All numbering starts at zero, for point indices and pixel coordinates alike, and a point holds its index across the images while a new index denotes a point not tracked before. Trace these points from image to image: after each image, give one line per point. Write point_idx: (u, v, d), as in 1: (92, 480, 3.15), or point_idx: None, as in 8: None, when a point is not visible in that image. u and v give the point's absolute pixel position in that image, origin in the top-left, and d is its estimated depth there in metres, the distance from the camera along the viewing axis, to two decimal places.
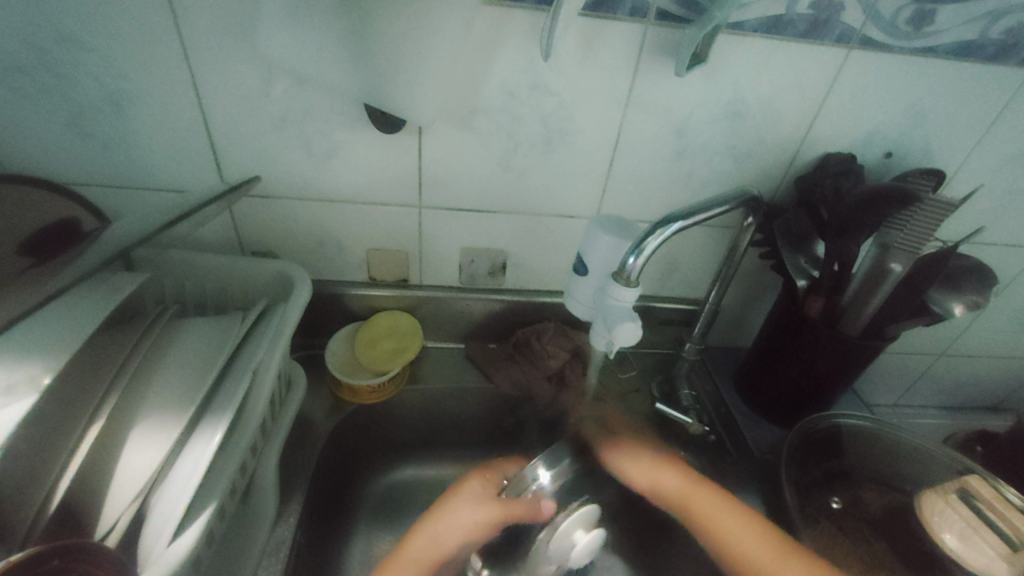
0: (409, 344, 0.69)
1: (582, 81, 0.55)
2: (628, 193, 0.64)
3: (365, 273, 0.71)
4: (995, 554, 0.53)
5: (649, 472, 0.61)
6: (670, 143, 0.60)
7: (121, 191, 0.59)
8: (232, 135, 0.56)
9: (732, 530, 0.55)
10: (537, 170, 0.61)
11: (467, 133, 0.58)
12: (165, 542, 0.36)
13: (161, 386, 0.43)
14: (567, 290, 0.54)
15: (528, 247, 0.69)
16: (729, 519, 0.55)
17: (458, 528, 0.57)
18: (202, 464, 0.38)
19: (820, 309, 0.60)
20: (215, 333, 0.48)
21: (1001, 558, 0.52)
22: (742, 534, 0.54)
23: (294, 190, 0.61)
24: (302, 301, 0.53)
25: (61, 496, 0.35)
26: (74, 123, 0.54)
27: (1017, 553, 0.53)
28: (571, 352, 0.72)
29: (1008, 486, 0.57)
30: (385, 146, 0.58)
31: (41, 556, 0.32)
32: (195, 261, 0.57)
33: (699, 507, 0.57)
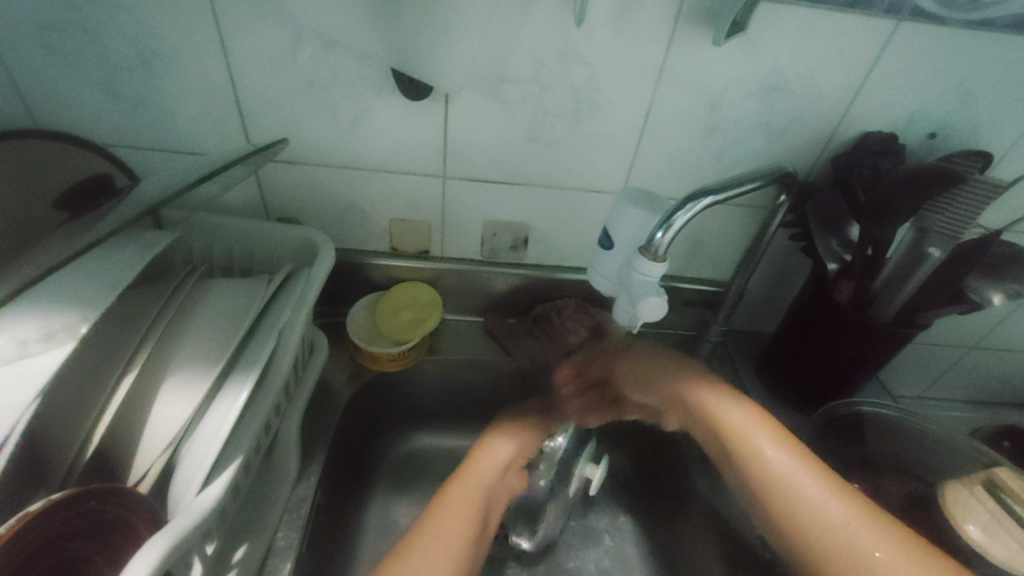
0: (430, 315, 0.70)
1: (615, 51, 0.53)
2: (656, 169, 0.63)
3: (387, 243, 0.71)
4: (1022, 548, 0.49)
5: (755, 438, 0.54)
6: (702, 117, 0.58)
7: (149, 153, 0.60)
8: (259, 99, 0.56)
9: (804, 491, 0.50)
10: (564, 142, 0.60)
11: (493, 102, 0.57)
12: (194, 492, 0.38)
13: (191, 342, 0.43)
14: (592, 265, 0.53)
15: (551, 223, 0.68)
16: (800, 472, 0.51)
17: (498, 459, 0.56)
18: (230, 419, 0.39)
19: (849, 293, 0.59)
20: (242, 292, 0.48)
21: None
22: (811, 491, 0.50)
23: (319, 156, 0.61)
24: (326, 268, 0.54)
25: (96, 445, 0.37)
26: (104, 84, 0.54)
27: None
28: (590, 330, 0.72)
29: None
30: (412, 114, 0.58)
31: (78, 497, 0.34)
32: (220, 223, 0.57)
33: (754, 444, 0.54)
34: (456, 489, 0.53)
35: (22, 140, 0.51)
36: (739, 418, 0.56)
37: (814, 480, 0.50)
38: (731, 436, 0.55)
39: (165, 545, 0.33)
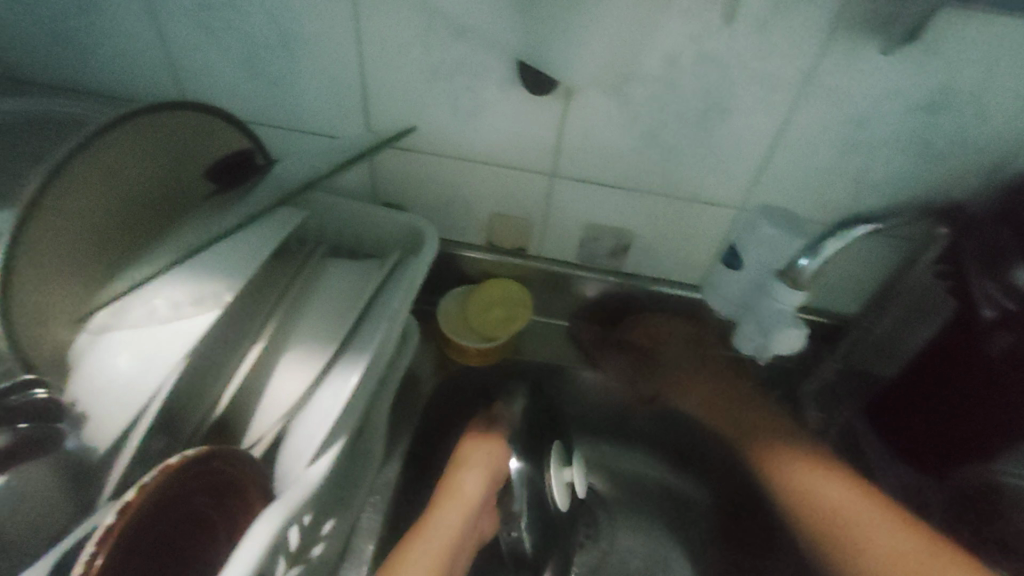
0: (520, 314, 0.68)
1: (759, 55, 0.49)
2: (785, 186, 0.58)
3: (485, 237, 0.71)
4: None
5: (787, 471, 0.63)
6: (848, 132, 0.53)
7: (278, 131, 0.63)
8: (384, 85, 0.57)
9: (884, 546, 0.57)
10: (685, 149, 0.57)
11: (616, 102, 0.54)
12: (305, 464, 0.39)
13: (308, 319, 0.45)
14: (709, 283, 0.50)
15: (656, 232, 0.65)
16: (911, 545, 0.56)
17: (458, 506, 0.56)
18: (342, 400, 0.40)
19: (1007, 347, 0.49)
20: (355, 275, 0.49)
21: None
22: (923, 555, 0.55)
23: (432, 145, 0.62)
24: (430, 257, 0.54)
25: (222, 409, 0.40)
26: (247, 62, 0.57)
27: None
28: (685, 348, 0.69)
29: None
30: (529, 110, 0.57)
31: (205, 457, 0.35)
32: (335, 204, 0.59)
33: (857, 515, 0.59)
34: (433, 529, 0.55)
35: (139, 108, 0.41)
36: (833, 493, 0.60)
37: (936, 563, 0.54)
38: (829, 513, 0.60)
39: (279, 518, 0.34)
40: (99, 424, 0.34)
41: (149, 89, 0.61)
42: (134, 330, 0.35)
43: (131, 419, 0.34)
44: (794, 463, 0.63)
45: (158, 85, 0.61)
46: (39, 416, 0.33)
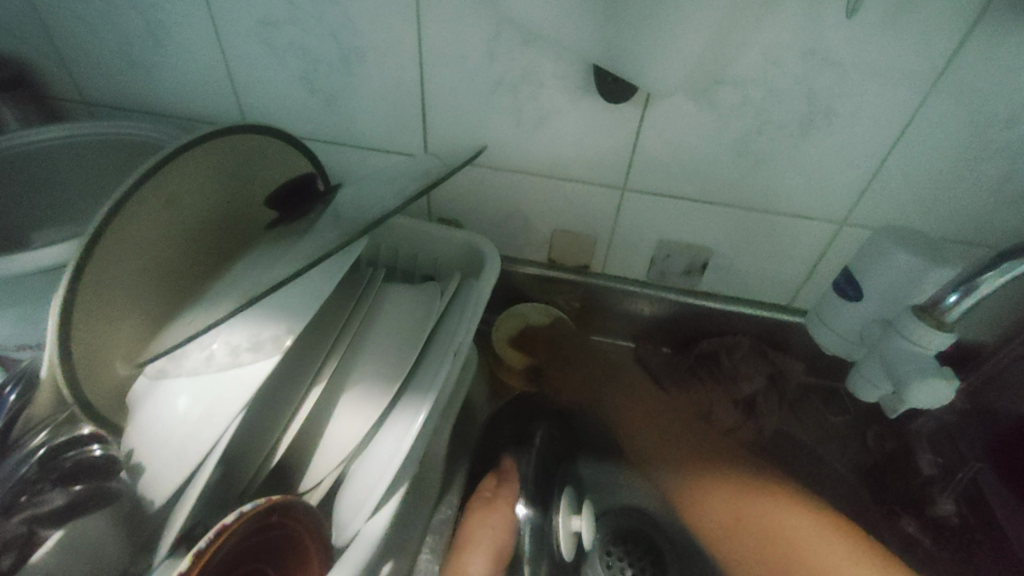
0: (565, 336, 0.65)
1: (879, 48, 0.42)
2: (896, 197, 0.50)
3: (546, 254, 0.66)
4: None
5: (718, 503, 0.58)
6: (984, 135, 0.45)
7: (334, 147, 0.61)
8: (445, 98, 0.54)
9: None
10: (779, 159, 0.50)
11: (702, 108, 0.48)
12: (364, 519, 0.36)
13: (367, 355, 0.41)
14: (822, 315, 0.44)
15: (739, 249, 0.58)
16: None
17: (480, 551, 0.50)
18: (404, 446, 0.37)
19: None
20: (416, 303, 0.45)
21: None
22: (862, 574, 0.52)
23: (493, 160, 0.58)
24: (492, 279, 0.51)
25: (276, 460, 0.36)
26: (305, 78, 0.55)
27: None
28: (767, 377, 0.62)
29: None
30: (601, 120, 0.52)
31: (267, 511, 0.33)
32: (391, 224, 0.56)
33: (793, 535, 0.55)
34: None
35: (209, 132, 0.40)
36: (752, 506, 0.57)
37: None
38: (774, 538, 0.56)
39: None
40: (159, 476, 0.32)
41: (208, 109, 0.61)
42: (192, 376, 0.32)
43: (191, 472, 0.32)
44: (726, 493, 0.59)
45: (218, 104, 0.60)
46: (92, 472, 0.34)
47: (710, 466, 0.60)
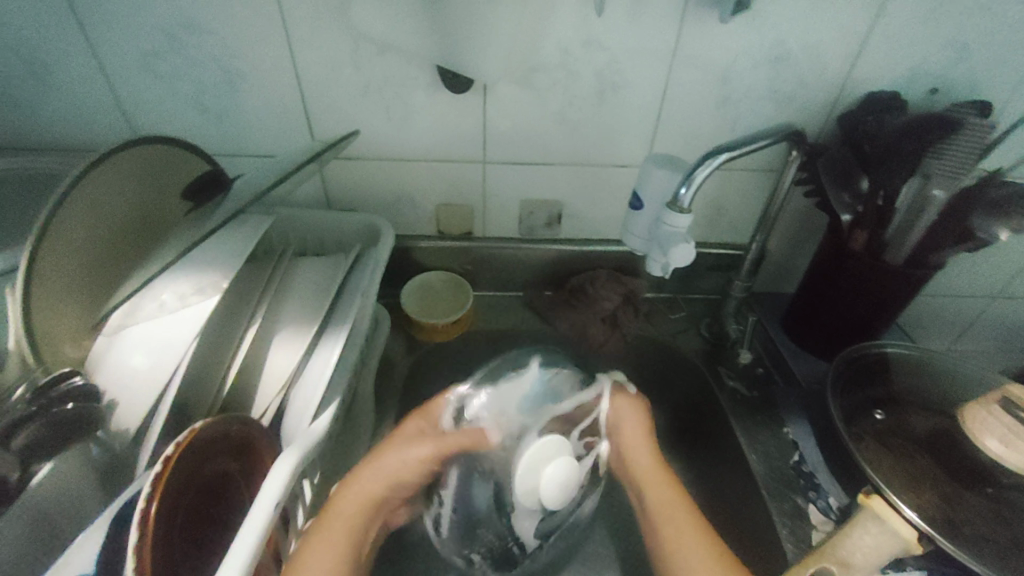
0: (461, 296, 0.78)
1: (633, 35, 0.60)
2: (676, 140, 0.69)
3: (434, 227, 0.79)
4: None
5: (632, 426, 0.59)
6: (716, 89, 0.64)
7: (231, 159, 0.70)
8: (324, 103, 0.65)
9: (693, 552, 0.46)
10: (590, 123, 0.67)
11: (525, 89, 0.64)
12: (308, 422, 0.46)
13: (290, 308, 0.52)
14: (624, 227, 0.61)
15: (582, 198, 0.75)
16: (695, 539, 0.47)
17: (400, 473, 0.51)
18: (331, 362, 0.48)
19: (864, 241, 0.64)
20: (326, 268, 0.56)
21: None
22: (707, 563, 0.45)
23: (374, 151, 0.70)
24: (390, 245, 0.62)
25: (224, 395, 0.46)
26: (196, 101, 0.64)
27: None
28: (622, 296, 0.78)
29: None
30: (454, 107, 0.66)
31: (224, 423, 0.42)
32: (295, 215, 0.66)
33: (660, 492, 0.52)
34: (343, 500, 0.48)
35: (114, 145, 0.48)
36: (637, 450, 0.57)
37: (701, 540, 0.47)
38: (634, 472, 0.56)
39: (293, 462, 0.41)
40: (126, 404, 0.41)
41: (102, 134, 0.66)
42: (145, 323, 0.41)
43: (158, 396, 0.41)
44: (637, 423, 0.59)
45: (112, 131, 0.66)
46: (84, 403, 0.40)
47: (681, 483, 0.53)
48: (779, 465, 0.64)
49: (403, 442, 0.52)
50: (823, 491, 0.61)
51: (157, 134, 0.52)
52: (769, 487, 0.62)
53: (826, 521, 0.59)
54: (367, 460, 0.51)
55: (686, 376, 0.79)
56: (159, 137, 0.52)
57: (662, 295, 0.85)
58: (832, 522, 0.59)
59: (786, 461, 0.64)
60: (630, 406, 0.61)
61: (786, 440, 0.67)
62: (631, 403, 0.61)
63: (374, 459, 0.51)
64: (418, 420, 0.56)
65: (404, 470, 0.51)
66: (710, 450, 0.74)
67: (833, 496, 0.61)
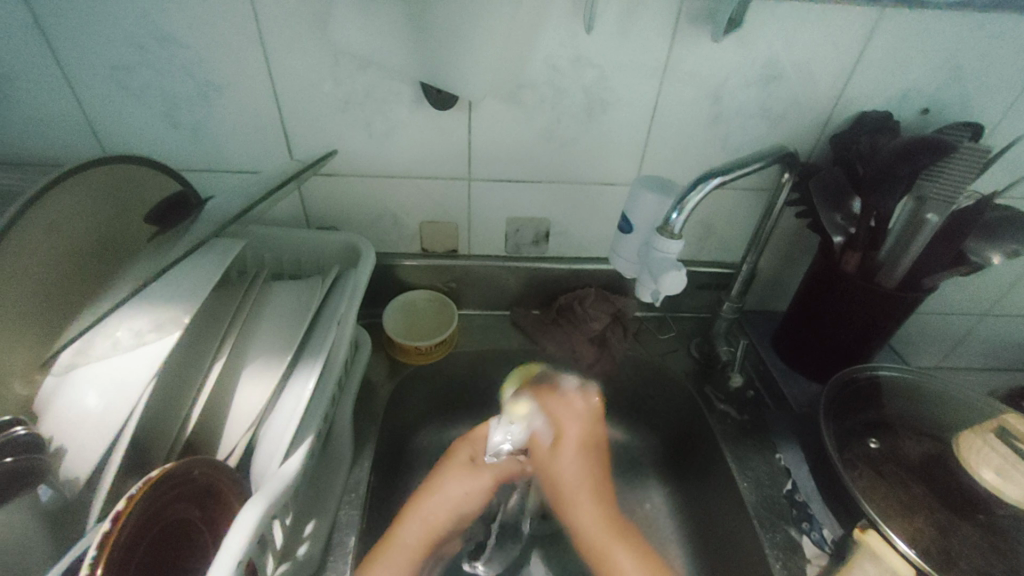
0: (446, 315, 0.76)
1: (622, 53, 0.58)
2: (667, 158, 0.67)
3: (418, 245, 0.76)
4: None
5: (580, 465, 0.61)
6: (707, 108, 0.63)
7: (204, 174, 0.66)
8: (302, 119, 0.62)
9: (623, 564, 0.54)
10: (579, 140, 0.65)
11: (512, 107, 0.62)
12: (277, 463, 0.42)
13: (262, 338, 0.49)
14: (613, 250, 0.59)
15: (570, 216, 0.73)
16: (625, 554, 0.55)
17: (448, 503, 0.59)
18: (302, 400, 0.44)
19: (856, 263, 0.63)
20: (301, 292, 0.53)
21: None
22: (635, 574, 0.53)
23: (355, 168, 0.67)
24: (370, 267, 0.59)
25: (188, 434, 0.43)
26: (166, 114, 0.61)
27: None
28: (611, 316, 0.77)
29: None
30: (438, 124, 0.63)
31: (184, 467, 0.39)
32: (271, 234, 0.63)
33: (586, 521, 0.58)
34: (407, 524, 0.57)
35: (71, 166, 0.44)
36: (570, 471, 0.60)
37: (632, 563, 0.54)
38: (563, 489, 0.60)
39: (259, 510, 0.38)
40: (76, 451, 0.38)
41: (64, 147, 0.63)
42: (102, 360, 0.39)
43: (111, 441, 0.38)
44: (582, 457, 0.61)
45: (76, 146, 0.63)
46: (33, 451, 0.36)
47: (603, 497, 0.59)
48: (772, 494, 0.63)
49: (451, 477, 0.60)
50: (816, 522, 0.60)
51: (120, 153, 0.49)
52: (761, 518, 0.61)
53: (820, 554, 0.57)
54: (420, 492, 0.60)
55: (677, 397, 0.77)
56: (121, 157, 0.49)
57: (651, 313, 0.84)
58: (827, 556, 0.57)
59: (780, 489, 0.63)
60: (562, 449, 0.62)
61: (778, 466, 0.66)
62: (575, 414, 0.64)
63: (427, 492, 0.60)
64: (467, 447, 0.63)
65: (461, 502, 0.59)
66: (699, 473, 0.72)
67: (827, 527, 0.59)
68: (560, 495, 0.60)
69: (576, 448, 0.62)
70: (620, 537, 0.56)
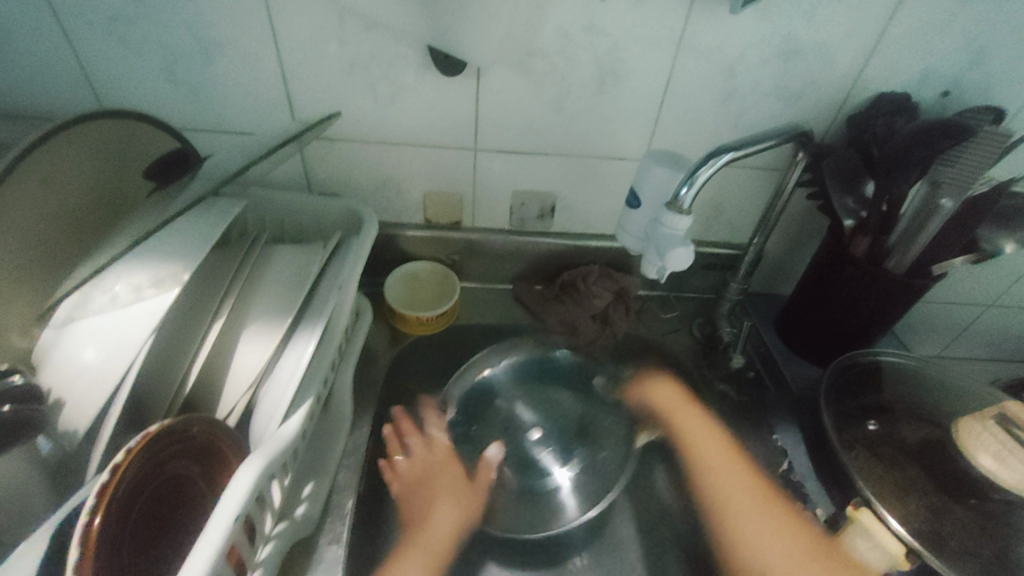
0: (447, 285, 0.75)
1: (638, 22, 0.56)
2: (679, 133, 0.66)
3: (421, 215, 0.75)
4: None
5: (690, 429, 0.69)
6: (723, 82, 0.61)
7: (206, 134, 0.65)
8: (306, 80, 0.61)
9: (736, 497, 0.63)
10: (590, 111, 0.64)
11: (522, 74, 0.60)
12: (275, 424, 0.42)
13: (261, 300, 0.48)
14: (620, 226, 0.58)
15: (576, 191, 0.72)
16: (763, 528, 0.59)
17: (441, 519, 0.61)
18: (303, 360, 0.44)
19: (865, 249, 0.62)
20: (302, 256, 0.53)
21: None
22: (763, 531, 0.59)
23: (359, 133, 0.66)
24: (373, 234, 0.58)
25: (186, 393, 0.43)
26: (167, 70, 0.59)
27: None
28: (615, 293, 0.76)
29: None
30: (445, 89, 0.62)
31: (184, 424, 0.39)
32: (274, 198, 0.62)
33: (710, 458, 0.67)
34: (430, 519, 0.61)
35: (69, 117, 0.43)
36: (695, 426, 0.69)
37: (775, 538, 0.58)
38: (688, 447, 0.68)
39: (256, 469, 0.38)
40: (73, 404, 0.37)
41: (62, 101, 0.61)
42: (99, 315, 0.39)
43: (108, 397, 0.37)
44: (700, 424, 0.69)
45: (76, 101, 0.61)
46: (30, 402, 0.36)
47: (754, 468, 0.65)
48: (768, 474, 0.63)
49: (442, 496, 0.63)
50: (811, 502, 0.60)
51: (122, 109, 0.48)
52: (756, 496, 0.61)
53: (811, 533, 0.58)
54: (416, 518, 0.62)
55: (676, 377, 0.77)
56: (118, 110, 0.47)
57: (655, 293, 0.83)
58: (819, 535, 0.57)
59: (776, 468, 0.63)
60: (712, 445, 0.67)
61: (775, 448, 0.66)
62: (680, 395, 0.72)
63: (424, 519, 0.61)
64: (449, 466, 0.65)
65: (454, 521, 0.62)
66: None
67: (822, 507, 0.59)
68: (686, 443, 0.68)
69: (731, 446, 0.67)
70: (752, 471, 0.64)
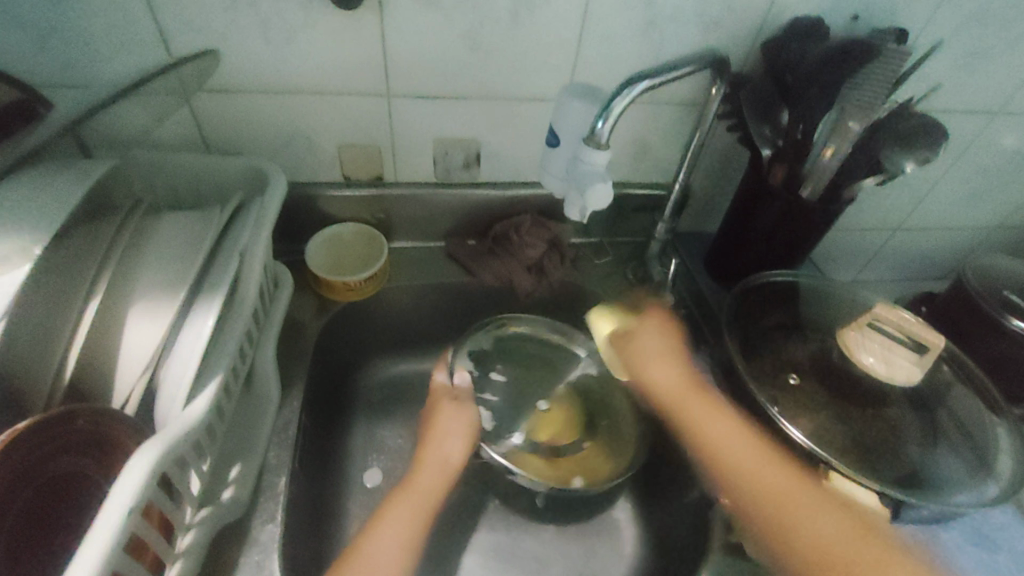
0: (373, 244, 0.72)
1: None
2: (600, 69, 0.63)
3: (339, 172, 0.70)
4: (908, 362, 0.58)
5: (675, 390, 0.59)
6: (640, 11, 0.59)
7: (69, 90, 0.56)
8: (182, 21, 0.53)
9: (773, 477, 0.51)
10: (506, 48, 0.60)
11: (429, 8, 0.56)
12: (180, 407, 0.39)
13: (148, 274, 0.44)
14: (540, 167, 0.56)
15: (499, 137, 0.69)
16: (817, 506, 0.48)
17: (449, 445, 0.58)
18: (203, 335, 0.40)
19: (783, 176, 0.62)
20: (195, 222, 0.48)
21: (913, 364, 0.58)
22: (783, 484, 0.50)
23: (255, 83, 0.59)
24: (280, 193, 0.53)
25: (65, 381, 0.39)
26: (4, 12, 0.50)
27: (923, 355, 0.58)
28: (548, 242, 0.75)
29: (904, 321, 0.61)
30: (345, 28, 0.56)
31: (63, 416, 0.37)
32: (161, 162, 0.56)
33: (723, 443, 0.54)
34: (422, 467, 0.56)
35: None
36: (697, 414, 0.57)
37: (831, 520, 0.47)
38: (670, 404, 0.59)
39: (156, 453, 0.35)
40: None
41: None
42: None
43: None
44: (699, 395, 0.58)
45: None
46: None
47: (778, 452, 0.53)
48: None
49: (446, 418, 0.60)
50: None
51: None
52: None
53: None
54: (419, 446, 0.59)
55: None
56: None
57: (589, 239, 0.83)
58: None
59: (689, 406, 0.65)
60: (696, 397, 0.58)
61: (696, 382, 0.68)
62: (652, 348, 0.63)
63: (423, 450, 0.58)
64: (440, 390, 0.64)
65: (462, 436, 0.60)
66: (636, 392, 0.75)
67: None
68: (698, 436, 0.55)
69: (729, 409, 0.57)
70: (753, 439, 0.53)
